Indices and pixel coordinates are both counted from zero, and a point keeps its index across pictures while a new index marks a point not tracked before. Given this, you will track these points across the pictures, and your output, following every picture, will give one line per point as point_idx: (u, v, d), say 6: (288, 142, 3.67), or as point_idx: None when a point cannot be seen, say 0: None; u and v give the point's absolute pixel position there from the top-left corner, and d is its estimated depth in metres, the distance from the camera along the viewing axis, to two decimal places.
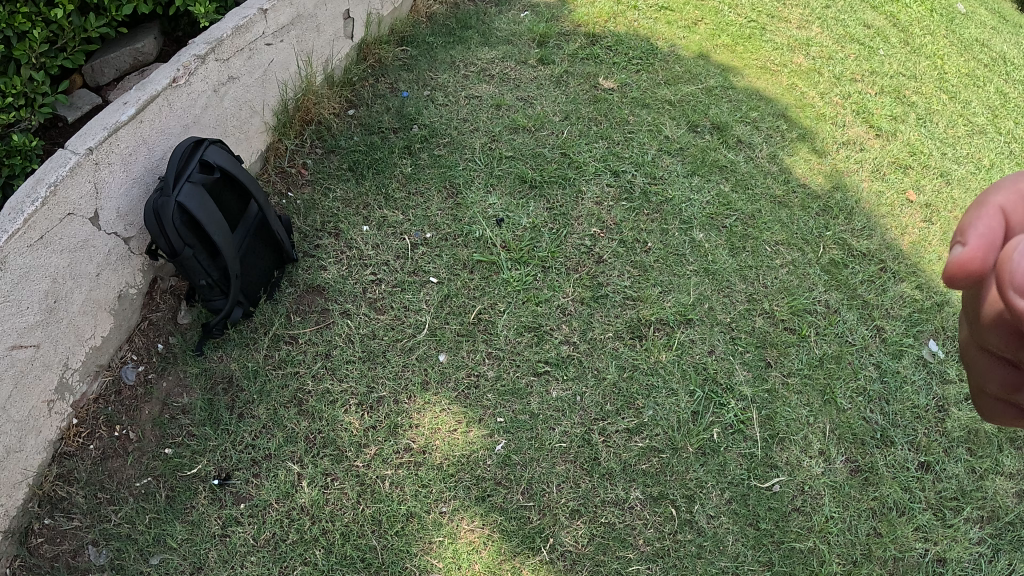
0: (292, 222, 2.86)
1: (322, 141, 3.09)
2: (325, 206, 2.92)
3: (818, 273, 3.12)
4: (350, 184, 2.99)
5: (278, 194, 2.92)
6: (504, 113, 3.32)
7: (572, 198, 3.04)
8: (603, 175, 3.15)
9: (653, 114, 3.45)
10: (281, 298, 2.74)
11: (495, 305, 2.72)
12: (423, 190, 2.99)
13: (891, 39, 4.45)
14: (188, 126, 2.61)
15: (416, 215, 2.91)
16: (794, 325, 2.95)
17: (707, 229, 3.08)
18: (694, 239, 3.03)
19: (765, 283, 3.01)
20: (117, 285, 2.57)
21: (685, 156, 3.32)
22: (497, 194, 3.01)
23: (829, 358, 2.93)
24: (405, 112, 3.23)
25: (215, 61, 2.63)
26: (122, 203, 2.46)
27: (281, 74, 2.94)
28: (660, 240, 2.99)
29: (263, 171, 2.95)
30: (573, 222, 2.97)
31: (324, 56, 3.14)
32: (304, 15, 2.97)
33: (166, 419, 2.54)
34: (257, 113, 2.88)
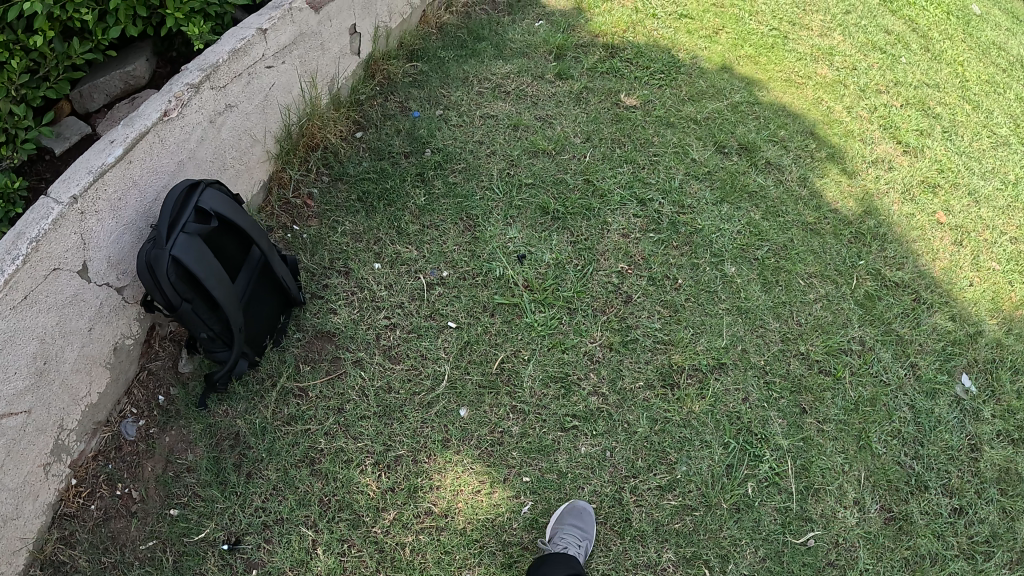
0: (298, 261, 2.68)
1: (328, 168, 2.89)
2: (333, 242, 2.73)
3: (852, 308, 2.97)
4: (359, 217, 2.79)
5: (282, 228, 2.73)
6: (519, 135, 3.12)
7: (596, 230, 2.86)
8: (627, 205, 2.97)
9: (679, 134, 3.28)
10: (288, 345, 2.58)
11: (517, 352, 2.56)
12: (437, 222, 2.80)
13: (912, 44, 4.23)
14: (183, 162, 2.38)
15: (431, 250, 2.73)
16: (828, 365, 2.80)
17: (738, 262, 2.91)
18: (726, 274, 2.86)
19: (799, 321, 2.85)
20: (111, 338, 2.38)
21: (711, 181, 3.15)
22: (516, 225, 2.82)
23: (865, 400, 2.78)
24: (416, 135, 3.03)
25: (211, 89, 2.40)
26: (113, 251, 2.26)
27: (284, 98, 2.72)
28: (691, 276, 2.82)
29: (266, 203, 2.76)
30: (598, 257, 2.79)
31: (328, 75, 2.92)
32: (307, 33, 2.74)
33: (170, 477, 2.36)
34: (259, 142, 2.66)
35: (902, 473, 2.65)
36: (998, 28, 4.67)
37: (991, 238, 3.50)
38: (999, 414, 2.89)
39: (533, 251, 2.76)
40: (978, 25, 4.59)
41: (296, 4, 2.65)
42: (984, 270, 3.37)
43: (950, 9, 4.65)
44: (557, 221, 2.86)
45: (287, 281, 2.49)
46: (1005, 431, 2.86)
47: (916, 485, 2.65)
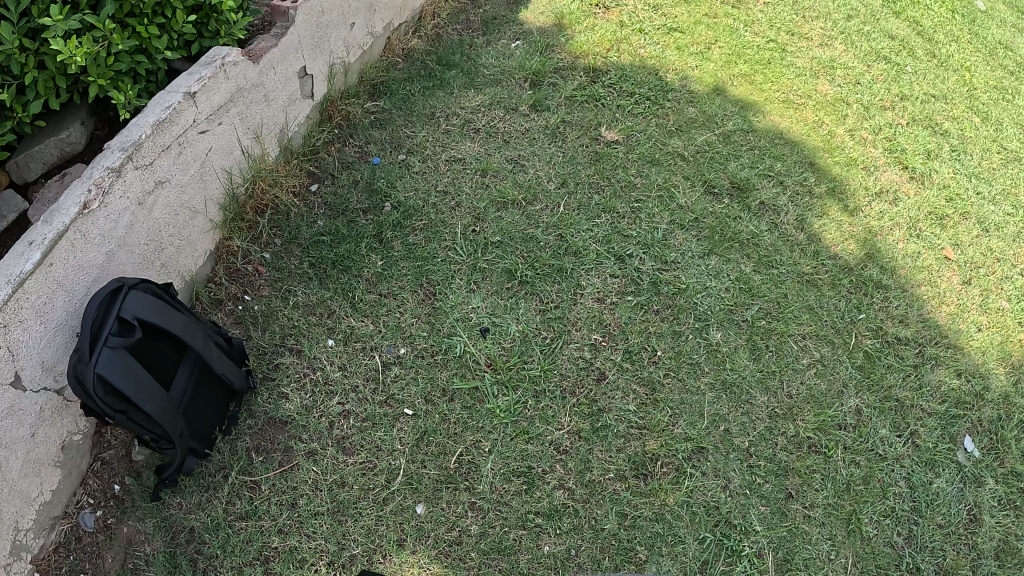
0: (248, 339, 2.49)
1: (280, 230, 2.68)
2: (285, 316, 2.54)
3: (849, 372, 2.72)
4: (313, 285, 2.59)
5: (232, 300, 2.53)
6: (486, 182, 2.89)
7: (567, 294, 2.64)
8: (605, 262, 2.73)
9: (664, 174, 3.02)
10: (240, 434, 2.39)
11: (478, 442, 2.39)
12: (395, 289, 2.60)
13: (917, 51, 3.90)
14: (113, 251, 2.16)
15: (388, 324, 2.54)
16: (819, 441, 2.60)
17: (724, 325, 2.68)
18: (710, 339, 2.64)
19: (790, 392, 2.64)
20: (56, 438, 2.17)
21: (696, 231, 2.88)
22: (480, 291, 2.62)
23: (859, 478, 2.56)
24: (375, 188, 2.81)
25: (137, 168, 2.16)
26: (47, 355, 2.04)
27: (224, 162, 2.49)
28: (673, 344, 2.60)
29: (213, 274, 2.56)
30: (569, 328, 2.58)
31: (275, 126, 2.69)
32: (246, 88, 2.49)
33: (128, 572, 2.18)
34: (200, 212, 2.45)
35: (894, 556, 2.43)
36: (1005, 25, 4.24)
37: (1002, 272, 3.15)
38: (1001, 479, 2.65)
39: (498, 321, 2.56)
40: (984, 23, 4.19)
41: (229, 58, 2.39)
42: (993, 311, 3.05)
43: (953, 6, 4.26)
44: (525, 284, 2.65)
45: (233, 371, 2.31)
46: (1009, 497, 2.62)
47: (908, 567, 2.43)
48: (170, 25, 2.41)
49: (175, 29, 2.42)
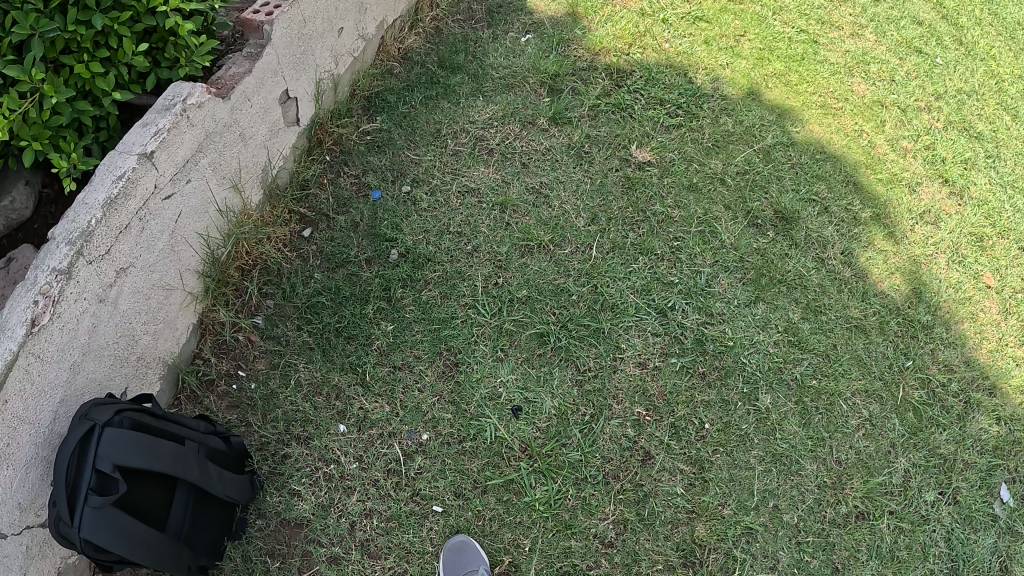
0: (251, 426, 2.17)
1: (273, 286, 2.38)
2: (287, 399, 2.22)
3: (896, 427, 2.52)
4: (317, 358, 2.28)
5: (226, 377, 2.24)
6: (505, 219, 2.57)
7: (606, 362, 2.38)
8: (648, 318, 2.48)
9: (705, 204, 2.76)
10: (252, 538, 2.07)
11: (517, 541, 2.15)
12: (412, 355, 2.31)
13: (944, 38, 3.55)
14: (78, 362, 1.76)
15: (407, 406, 2.24)
16: (866, 509, 2.39)
17: (773, 386, 2.47)
18: (758, 404, 2.43)
19: (839, 458, 2.44)
20: (49, 568, 1.75)
21: (738, 271, 2.65)
22: (507, 360, 2.33)
23: (901, 545, 2.35)
24: (378, 232, 2.50)
25: (91, 261, 1.76)
26: (21, 494, 1.63)
27: (196, 225, 2.13)
28: (721, 416, 2.39)
29: (199, 349, 2.24)
30: (610, 402, 2.33)
31: (253, 168, 2.34)
32: (214, 132, 2.09)
33: None
34: (176, 287, 2.09)
35: None
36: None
37: None
38: None
39: (531, 398, 2.29)
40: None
41: (192, 99, 1.98)
42: None
43: None
44: (559, 348, 2.37)
45: (239, 483, 1.95)
46: None
47: None
48: (116, 57, 1.94)
49: (123, 62, 1.95)
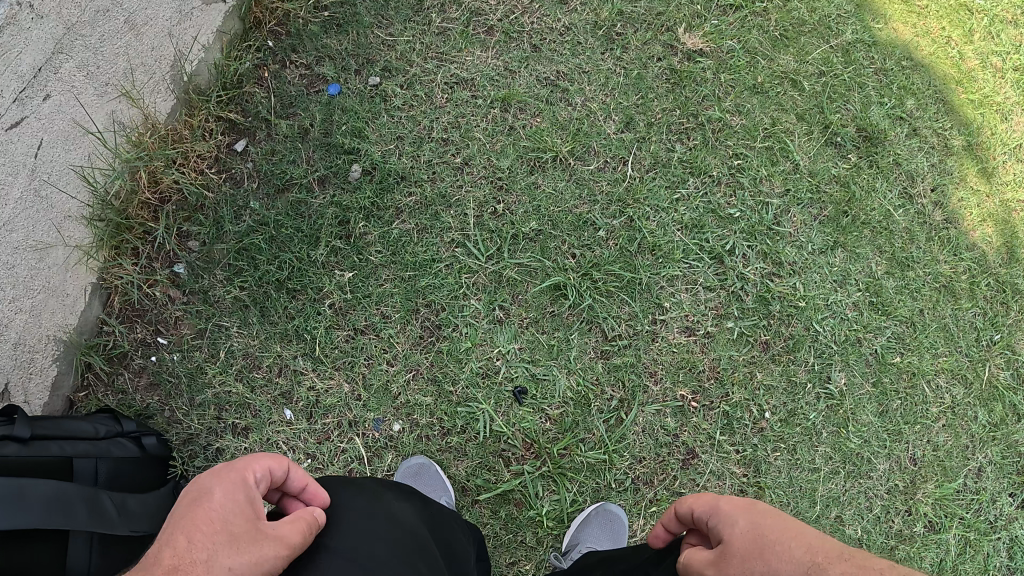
0: (172, 413, 1.72)
1: (197, 226, 1.81)
2: (221, 377, 1.73)
3: (978, 420, 1.89)
4: (255, 322, 1.76)
5: (142, 351, 1.75)
6: (508, 120, 1.88)
7: (640, 333, 1.76)
8: (701, 264, 1.84)
9: (773, 110, 2.01)
10: None
11: (515, 565, 1.63)
12: (382, 313, 1.73)
13: None
14: None
15: (374, 388, 1.69)
16: (935, 519, 1.83)
17: (850, 362, 1.87)
18: (829, 386, 1.84)
19: (914, 455, 1.86)
20: None
21: (815, 205, 1.97)
22: (504, 324, 1.72)
23: (969, 558, 1.82)
24: (333, 141, 1.86)
25: None
26: None
27: (70, 154, 1.67)
28: (786, 402, 1.81)
29: (106, 315, 1.75)
30: (647, 380, 1.74)
31: (156, 73, 1.80)
32: (80, 25, 1.65)
33: None
34: (55, 242, 1.66)
35: None
36: None
37: None
38: None
39: (539, 375, 1.70)
40: None
41: None
42: None
43: None
44: (576, 306, 1.74)
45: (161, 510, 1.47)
46: None
47: None
48: None
49: None
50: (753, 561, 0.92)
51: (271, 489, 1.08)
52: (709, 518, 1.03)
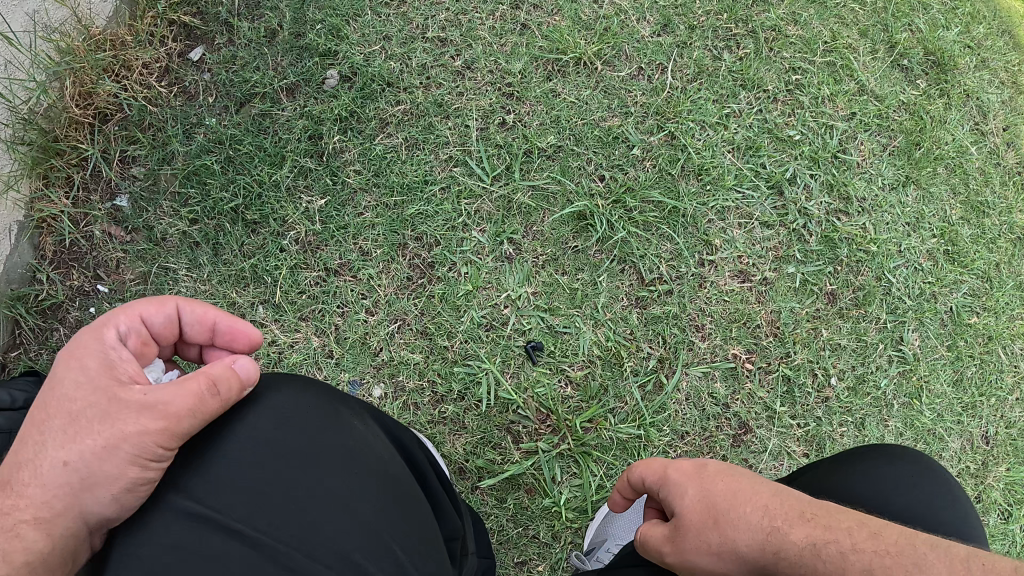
0: None
1: (141, 147, 1.43)
2: None
3: None
4: (207, 264, 1.37)
5: (77, 300, 1.38)
6: (519, 17, 1.45)
7: (687, 277, 1.36)
8: (757, 194, 1.46)
9: (832, 21, 1.60)
10: None
11: (525, 566, 1.24)
12: (361, 248, 1.33)
13: None
14: None
15: (347, 343, 1.29)
16: (1005, 507, 1.45)
17: (925, 320, 1.50)
18: (903, 349, 1.47)
19: (989, 433, 1.48)
20: None
21: (884, 134, 1.58)
22: (511, 263, 1.31)
23: None
24: (305, 42, 1.44)
25: None
26: None
27: None
28: (855, 366, 1.45)
29: (37, 258, 1.38)
30: (695, 337, 1.35)
31: None
32: None
33: None
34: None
35: None
36: None
37: None
38: None
39: (559, 328, 1.29)
40: None
41: None
42: None
43: None
44: (605, 240, 1.33)
45: None
46: None
47: None
48: None
49: None
50: (713, 534, 0.79)
51: (178, 335, 0.89)
52: (660, 488, 0.88)
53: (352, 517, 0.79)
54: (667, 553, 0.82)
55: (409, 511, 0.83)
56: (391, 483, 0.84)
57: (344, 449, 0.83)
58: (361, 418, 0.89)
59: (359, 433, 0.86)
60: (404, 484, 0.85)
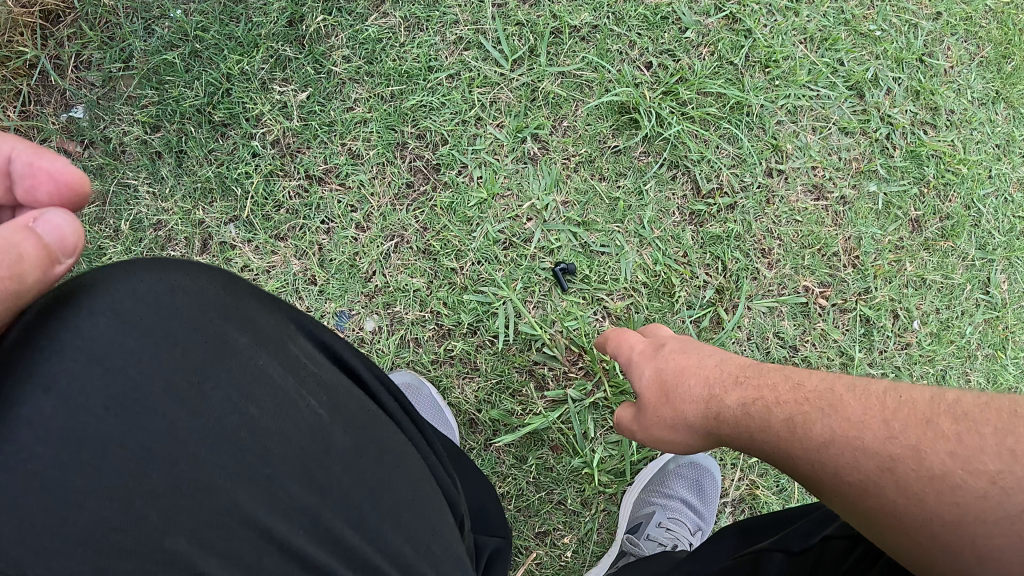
0: None
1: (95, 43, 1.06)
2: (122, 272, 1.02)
3: None
4: (170, 176, 1.04)
5: None
6: None
7: (753, 190, 1.10)
8: (834, 93, 1.17)
9: None
10: None
11: (547, 535, 1.02)
12: (350, 150, 1.05)
13: None
14: None
15: (333, 268, 1.03)
16: None
17: (1018, 261, 1.18)
18: (992, 293, 1.16)
19: None
20: None
21: (972, 41, 1.21)
22: (536, 165, 1.06)
23: None
24: None
25: None
26: None
27: None
28: (940, 309, 1.15)
29: None
30: (760, 263, 1.10)
31: None
32: None
33: None
34: None
35: None
36: None
37: None
38: None
39: (596, 247, 1.04)
40: None
41: None
42: None
43: None
44: (652, 139, 1.08)
45: None
46: None
47: None
48: None
49: None
50: (663, 408, 0.78)
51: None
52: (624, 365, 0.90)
53: (338, 533, 0.51)
54: (635, 432, 0.85)
55: (411, 489, 0.56)
56: (377, 454, 0.55)
57: (289, 437, 0.51)
58: (299, 353, 0.55)
59: (302, 382, 0.53)
60: (391, 448, 0.56)
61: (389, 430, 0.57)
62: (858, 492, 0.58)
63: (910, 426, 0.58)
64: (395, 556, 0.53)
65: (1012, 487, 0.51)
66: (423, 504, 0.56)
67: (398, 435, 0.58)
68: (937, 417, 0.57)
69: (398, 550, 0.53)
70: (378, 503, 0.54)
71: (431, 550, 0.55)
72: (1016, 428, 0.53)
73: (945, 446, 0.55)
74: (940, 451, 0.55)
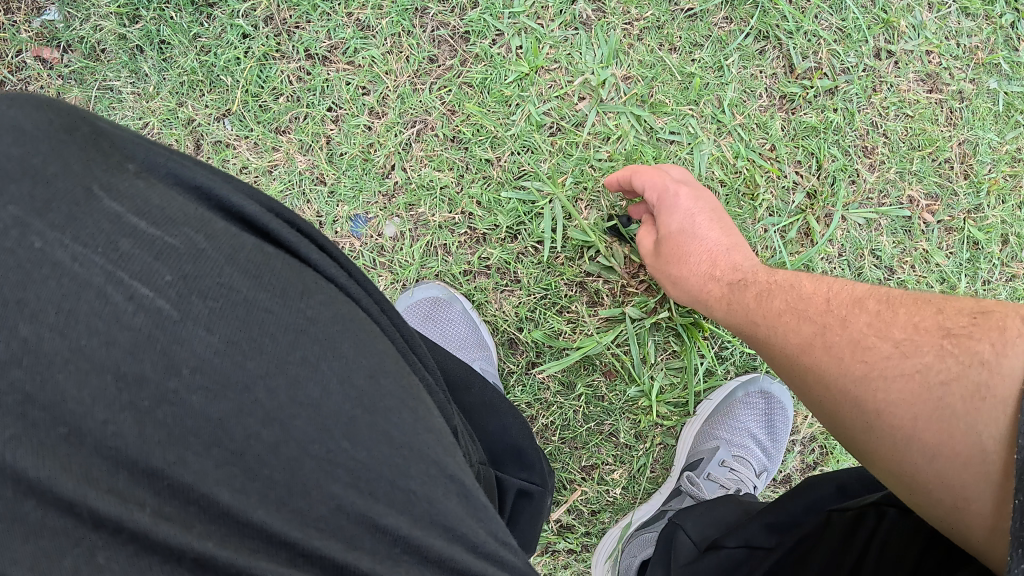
0: None
1: None
2: None
3: None
4: (153, 73, 0.87)
5: None
6: None
7: (857, 73, 0.92)
8: None
9: None
10: None
11: (596, 473, 0.86)
12: (358, 20, 0.87)
13: None
14: None
15: (343, 164, 0.86)
16: None
17: None
18: None
19: None
20: None
21: None
22: (590, 31, 0.88)
23: None
24: None
25: None
26: None
27: None
28: None
29: None
30: (857, 162, 0.91)
31: None
32: None
33: None
34: None
35: None
36: None
37: None
38: None
39: (665, 133, 0.88)
40: None
41: None
42: None
43: None
44: (736, 2, 0.90)
45: None
46: None
47: None
48: None
49: None
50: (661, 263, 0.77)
51: None
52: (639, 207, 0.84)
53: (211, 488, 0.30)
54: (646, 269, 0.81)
55: (346, 399, 0.33)
56: (273, 351, 0.32)
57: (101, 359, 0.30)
58: (118, 210, 0.33)
59: (118, 259, 0.32)
60: (302, 335, 0.33)
61: (301, 310, 0.34)
62: (783, 354, 0.59)
63: (843, 303, 0.59)
64: (335, 516, 0.32)
65: (910, 352, 0.51)
66: (370, 422, 0.33)
67: (317, 314, 0.34)
68: (873, 299, 0.57)
69: (341, 503, 0.32)
70: (287, 432, 0.32)
71: (398, 486, 0.33)
72: (928, 312, 0.53)
73: (866, 318, 0.56)
74: (860, 322, 0.56)
